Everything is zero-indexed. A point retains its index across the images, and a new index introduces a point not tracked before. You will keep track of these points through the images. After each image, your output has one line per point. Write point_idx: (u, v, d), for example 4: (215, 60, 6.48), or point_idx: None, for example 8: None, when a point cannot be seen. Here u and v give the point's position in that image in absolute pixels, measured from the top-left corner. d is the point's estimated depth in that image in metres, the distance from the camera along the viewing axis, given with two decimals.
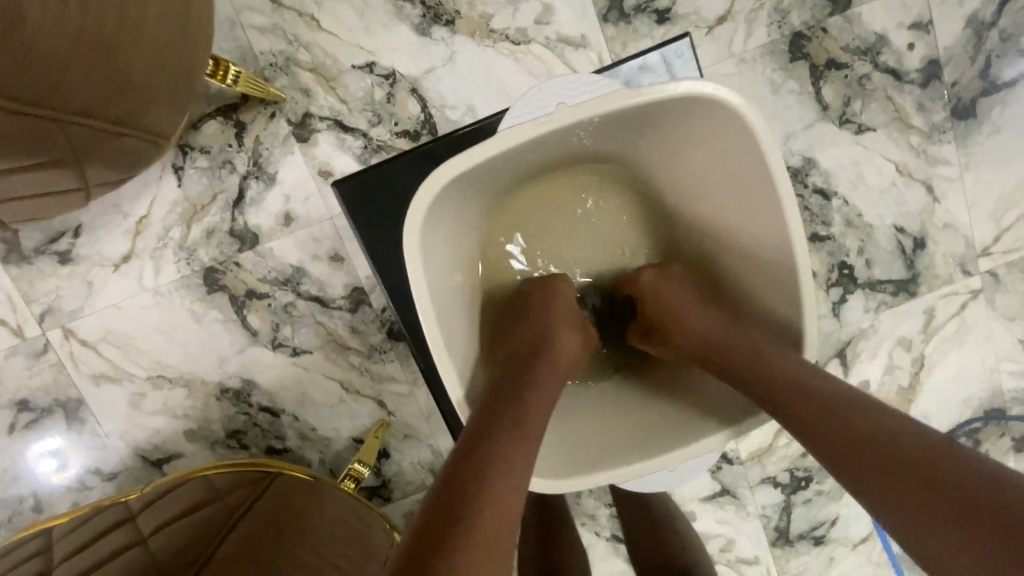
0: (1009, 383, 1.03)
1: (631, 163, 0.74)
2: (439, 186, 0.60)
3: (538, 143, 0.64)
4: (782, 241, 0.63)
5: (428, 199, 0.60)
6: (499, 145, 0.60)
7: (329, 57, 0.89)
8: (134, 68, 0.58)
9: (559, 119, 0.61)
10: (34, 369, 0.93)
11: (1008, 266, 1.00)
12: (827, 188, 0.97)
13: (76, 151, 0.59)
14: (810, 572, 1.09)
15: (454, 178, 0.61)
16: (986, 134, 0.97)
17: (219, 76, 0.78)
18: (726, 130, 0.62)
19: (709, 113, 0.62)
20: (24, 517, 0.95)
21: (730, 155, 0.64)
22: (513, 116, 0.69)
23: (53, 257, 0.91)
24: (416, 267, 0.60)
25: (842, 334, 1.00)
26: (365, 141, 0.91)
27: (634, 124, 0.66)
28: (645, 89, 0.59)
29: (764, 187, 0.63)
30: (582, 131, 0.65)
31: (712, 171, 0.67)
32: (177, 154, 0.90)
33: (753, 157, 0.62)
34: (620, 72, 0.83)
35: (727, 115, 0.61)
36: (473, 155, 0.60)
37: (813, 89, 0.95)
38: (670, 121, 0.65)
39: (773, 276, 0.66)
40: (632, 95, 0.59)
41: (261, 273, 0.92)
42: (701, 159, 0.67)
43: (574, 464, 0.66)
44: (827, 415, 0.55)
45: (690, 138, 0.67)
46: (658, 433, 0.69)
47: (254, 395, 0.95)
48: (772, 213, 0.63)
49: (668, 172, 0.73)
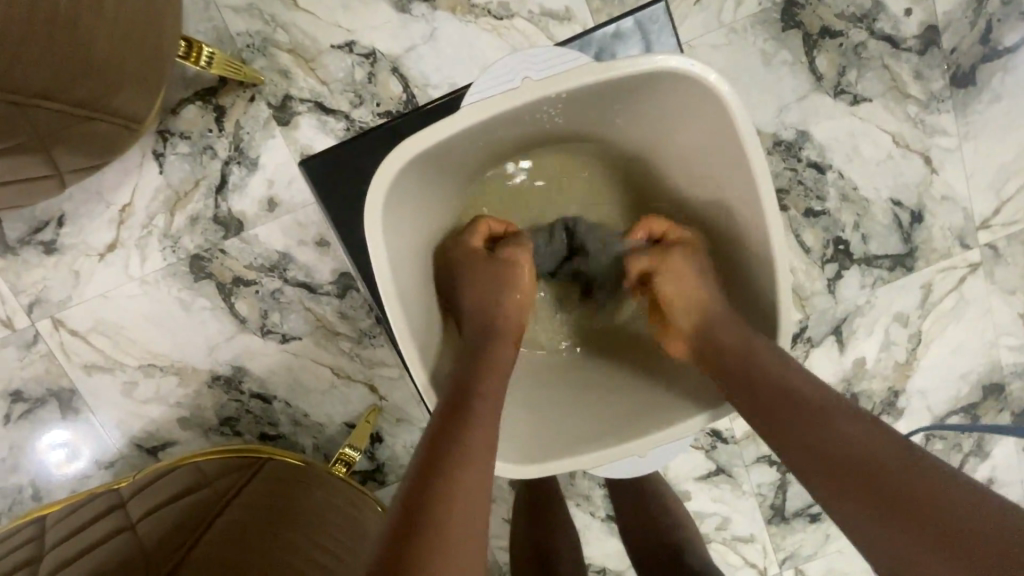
0: (1008, 358, 1.01)
1: (607, 141, 0.73)
2: (398, 168, 0.59)
3: (504, 121, 0.63)
4: (757, 223, 0.62)
5: (388, 181, 0.59)
6: (459, 124, 0.60)
7: (307, 37, 0.87)
8: (94, 47, 0.57)
9: (521, 97, 0.59)
10: (26, 360, 0.93)
11: (1008, 238, 0.98)
12: (821, 162, 0.95)
13: (44, 134, 0.59)
14: (806, 549, 1.09)
15: (415, 159, 0.61)
16: (987, 102, 0.95)
17: (193, 58, 0.77)
18: (699, 107, 0.61)
19: (681, 87, 0.61)
20: (24, 506, 0.96)
21: (705, 132, 0.63)
22: (476, 91, 0.67)
23: (39, 247, 0.91)
24: (376, 251, 0.60)
25: (838, 311, 0.99)
26: (347, 123, 0.89)
27: (605, 101, 0.65)
28: (610, 63, 0.58)
29: (736, 165, 0.61)
30: (551, 109, 0.64)
31: (687, 150, 0.66)
32: (158, 140, 0.89)
33: (726, 133, 0.60)
34: (593, 40, 0.80)
35: (696, 87, 0.59)
36: (432, 135, 0.60)
37: (806, 59, 0.93)
38: (640, 97, 0.64)
39: (750, 260, 0.65)
40: (596, 71, 0.58)
41: (248, 259, 0.92)
42: (676, 137, 0.66)
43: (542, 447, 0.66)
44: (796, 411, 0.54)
45: (665, 116, 0.65)
46: (624, 420, 0.68)
47: (246, 382, 0.96)
48: (749, 195, 0.61)
49: (644, 151, 0.71)
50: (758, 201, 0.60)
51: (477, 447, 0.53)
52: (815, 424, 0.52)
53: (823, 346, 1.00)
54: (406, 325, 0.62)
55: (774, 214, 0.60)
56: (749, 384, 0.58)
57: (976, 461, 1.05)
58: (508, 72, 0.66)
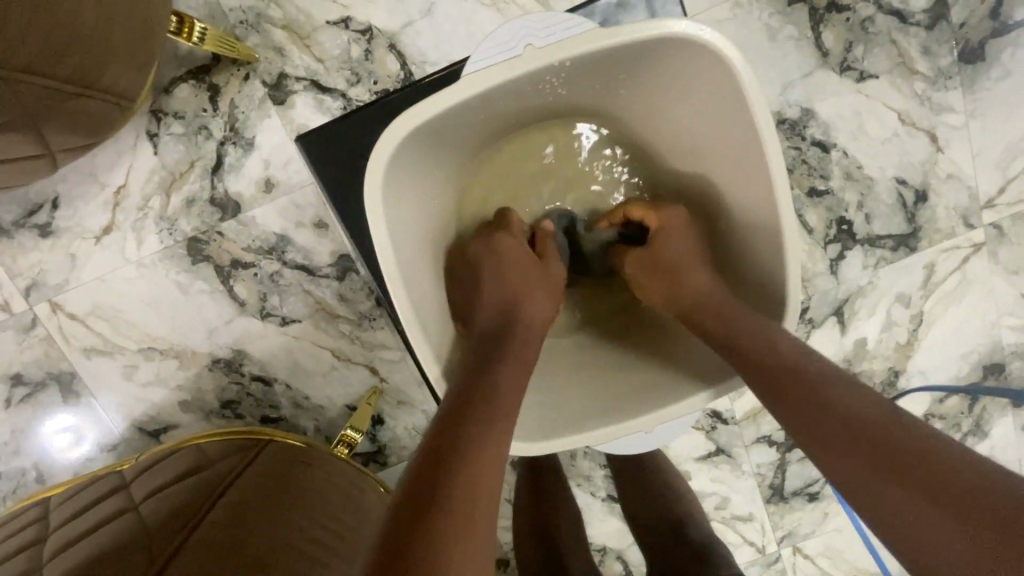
0: (1010, 338, 1.01)
1: (612, 118, 0.73)
2: (397, 139, 0.58)
3: (508, 90, 0.62)
4: (765, 202, 0.61)
5: (388, 153, 0.58)
6: (459, 93, 0.59)
7: (302, 13, 0.85)
8: (83, 24, 0.55)
9: (524, 65, 0.59)
10: (24, 344, 0.92)
11: (1013, 218, 0.97)
12: (826, 140, 0.93)
13: (36, 112, 0.58)
14: (804, 527, 1.10)
15: (416, 130, 0.60)
16: (995, 78, 0.93)
17: (185, 34, 0.75)
18: (713, 80, 0.60)
19: (690, 55, 0.60)
20: (27, 489, 0.96)
21: (715, 103, 0.62)
22: (477, 60, 0.65)
23: (33, 230, 0.90)
24: (377, 223, 0.59)
25: (840, 292, 0.98)
26: (344, 102, 0.87)
27: (612, 69, 0.63)
28: (621, 28, 0.57)
29: (743, 134, 0.61)
30: (555, 78, 0.63)
31: (696, 128, 0.66)
32: (151, 120, 0.88)
33: (737, 107, 0.60)
34: (597, 10, 0.80)
35: (710, 59, 0.59)
36: (435, 104, 0.59)
37: (812, 35, 0.91)
38: (650, 68, 0.63)
39: (758, 237, 0.64)
40: (607, 36, 0.57)
41: (246, 241, 0.91)
42: (685, 113, 0.66)
43: (583, 416, 0.68)
44: (815, 391, 0.55)
45: (674, 90, 0.65)
46: (661, 383, 0.69)
47: (246, 365, 0.95)
48: (756, 164, 0.61)
49: (650, 130, 0.71)
50: (765, 169, 0.60)
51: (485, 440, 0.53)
52: (833, 399, 0.54)
53: (824, 326, 1.00)
54: (410, 301, 0.61)
55: (781, 179, 0.59)
56: (779, 380, 0.58)
57: (975, 441, 1.05)
58: (511, 39, 0.64)
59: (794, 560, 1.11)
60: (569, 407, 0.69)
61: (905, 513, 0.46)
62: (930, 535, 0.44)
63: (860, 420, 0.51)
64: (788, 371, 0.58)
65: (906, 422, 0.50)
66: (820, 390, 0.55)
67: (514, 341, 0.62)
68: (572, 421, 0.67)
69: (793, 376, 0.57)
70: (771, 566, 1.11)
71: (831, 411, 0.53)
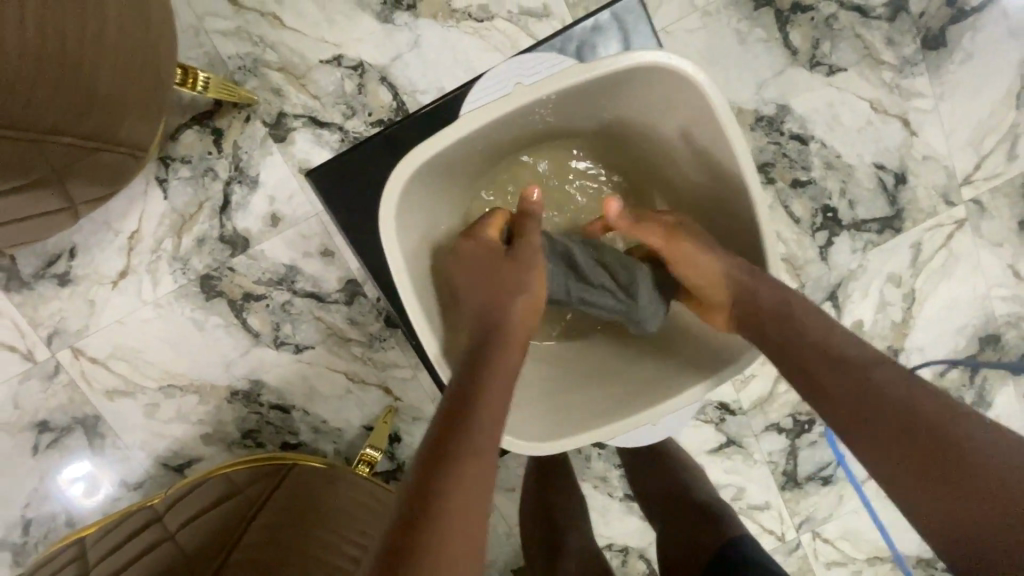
0: (1001, 308, 1.04)
1: (600, 141, 0.76)
2: (403, 180, 0.62)
3: (500, 124, 0.66)
4: (748, 209, 0.65)
5: (396, 189, 0.62)
6: (456, 132, 0.63)
7: (296, 54, 0.90)
8: (103, 84, 0.60)
9: (513, 101, 0.63)
10: (49, 391, 0.95)
11: (991, 192, 1.01)
12: (804, 133, 0.97)
13: (62, 169, 0.62)
14: (820, 511, 1.12)
15: (420, 168, 0.64)
16: (958, 61, 0.97)
17: (189, 84, 0.79)
18: (686, 101, 0.65)
19: (664, 80, 0.64)
20: (59, 533, 0.98)
21: (691, 121, 0.66)
22: (473, 101, 0.78)
23: (52, 280, 0.94)
24: (392, 253, 0.63)
25: (832, 277, 1.02)
26: (341, 135, 0.92)
27: (593, 97, 0.67)
28: (596, 62, 0.61)
29: (717, 146, 0.65)
30: (542, 110, 0.67)
31: (677, 144, 0.70)
32: (159, 167, 0.92)
33: (710, 124, 0.64)
34: (573, 36, 0.83)
35: (681, 82, 0.63)
36: (434, 145, 0.63)
37: (780, 35, 0.95)
38: (628, 93, 0.68)
39: (745, 240, 0.68)
40: (584, 71, 0.61)
41: (256, 275, 0.94)
42: (664, 132, 0.70)
43: (593, 413, 0.71)
44: (854, 372, 0.56)
45: (654, 111, 0.69)
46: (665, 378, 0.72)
47: (264, 394, 0.98)
48: (734, 173, 0.65)
49: (636, 148, 0.75)
50: (743, 179, 0.64)
51: (482, 426, 0.52)
52: (866, 376, 0.55)
53: (820, 312, 1.03)
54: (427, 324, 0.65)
55: (756, 189, 0.64)
56: (811, 357, 0.59)
57: (979, 412, 1.07)
58: (499, 82, 0.77)
59: (815, 545, 1.13)
60: (580, 406, 0.72)
61: (949, 491, 0.49)
62: (970, 513, 0.48)
63: (896, 397, 0.53)
64: (822, 351, 0.58)
65: (933, 397, 0.53)
66: (856, 370, 0.56)
67: (497, 346, 0.59)
68: (562, 423, 0.70)
69: (827, 355, 0.58)
70: (793, 552, 1.13)
71: (870, 389, 0.55)
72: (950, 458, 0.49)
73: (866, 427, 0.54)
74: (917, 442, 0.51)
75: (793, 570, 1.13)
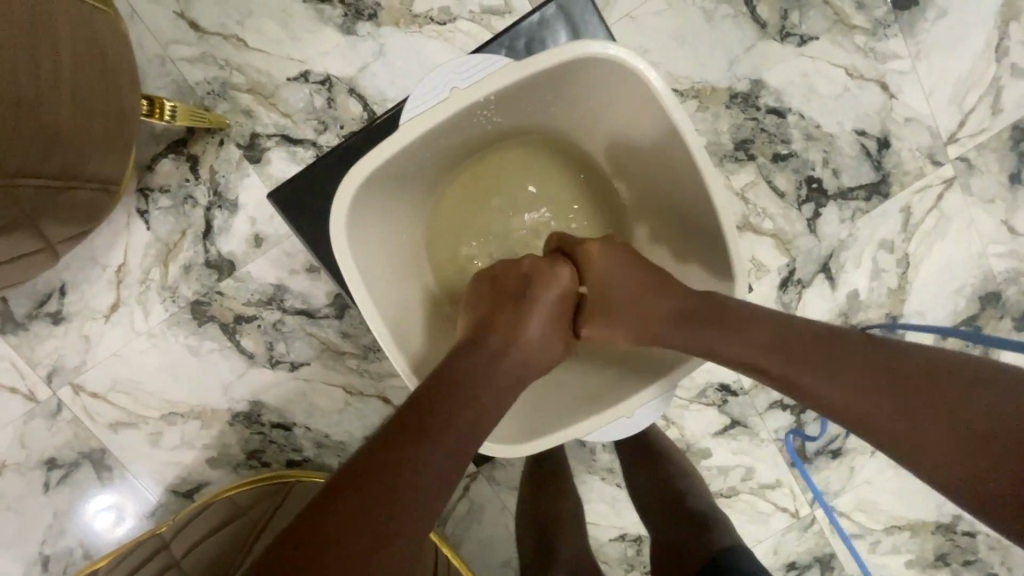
0: (999, 265, 1.03)
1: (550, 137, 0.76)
2: (352, 191, 0.63)
3: (445, 129, 0.66)
4: (700, 191, 0.65)
5: (346, 201, 0.62)
6: (401, 141, 0.63)
7: (263, 75, 0.90)
8: (69, 124, 0.61)
9: (454, 103, 0.63)
10: (53, 428, 0.97)
11: (978, 148, 0.99)
12: (780, 106, 0.96)
13: (38, 211, 0.63)
14: (833, 485, 1.11)
15: (368, 179, 0.64)
16: (932, 19, 0.96)
17: (157, 115, 0.79)
18: (628, 88, 0.65)
19: (604, 69, 0.64)
20: (77, 566, 1.00)
21: (636, 107, 0.66)
22: (410, 109, 0.76)
23: (46, 319, 0.95)
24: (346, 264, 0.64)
25: (823, 249, 1.00)
26: (315, 150, 0.92)
27: (535, 94, 0.67)
28: (532, 58, 0.61)
29: (664, 129, 0.65)
30: (485, 111, 0.67)
31: (624, 132, 0.70)
32: (140, 198, 0.93)
33: (654, 108, 0.64)
34: (521, 31, 0.85)
35: (620, 70, 0.63)
36: (379, 155, 0.63)
37: (747, 10, 0.94)
38: (570, 87, 0.67)
39: (702, 224, 0.68)
40: (520, 68, 0.62)
41: (245, 296, 0.95)
42: (611, 121, 0.70)
43: (560, 416, 0.73)
44: (821, 350, 0.58)
45: (598, 102, 0.69)
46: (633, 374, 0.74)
47: (264, 414, 0.99)
48: (683, 156, 0.64)
49: (586, 140, 0.75)
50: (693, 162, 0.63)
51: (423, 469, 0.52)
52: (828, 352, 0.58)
53: (815, 285, 1.01)
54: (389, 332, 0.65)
55: (709, 171, 0.63)
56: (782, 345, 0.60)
57: None
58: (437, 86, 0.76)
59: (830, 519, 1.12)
60: (551, 412, 0.74)
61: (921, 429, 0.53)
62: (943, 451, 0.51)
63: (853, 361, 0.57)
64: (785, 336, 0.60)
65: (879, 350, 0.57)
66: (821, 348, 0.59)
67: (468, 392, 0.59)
68: (532, 433, 0.71)
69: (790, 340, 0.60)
70: (808, 528, 1.12)
71: (836, 362, 0.57)
72: (918, 397, 0.53)
73: (849, 396, 0.56)
74: (885, 394, 0.54)
75: (810, 546, 1.12)
